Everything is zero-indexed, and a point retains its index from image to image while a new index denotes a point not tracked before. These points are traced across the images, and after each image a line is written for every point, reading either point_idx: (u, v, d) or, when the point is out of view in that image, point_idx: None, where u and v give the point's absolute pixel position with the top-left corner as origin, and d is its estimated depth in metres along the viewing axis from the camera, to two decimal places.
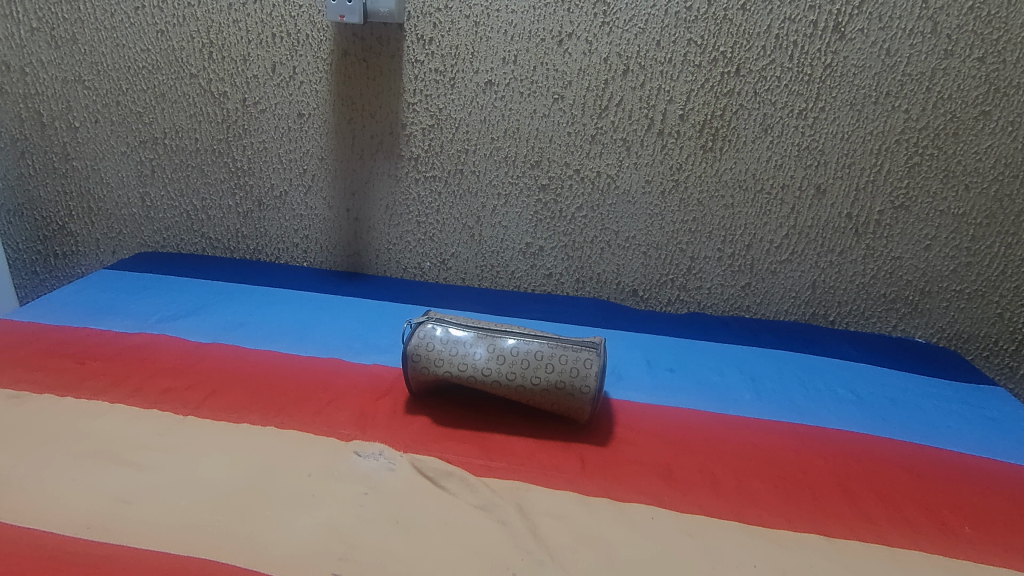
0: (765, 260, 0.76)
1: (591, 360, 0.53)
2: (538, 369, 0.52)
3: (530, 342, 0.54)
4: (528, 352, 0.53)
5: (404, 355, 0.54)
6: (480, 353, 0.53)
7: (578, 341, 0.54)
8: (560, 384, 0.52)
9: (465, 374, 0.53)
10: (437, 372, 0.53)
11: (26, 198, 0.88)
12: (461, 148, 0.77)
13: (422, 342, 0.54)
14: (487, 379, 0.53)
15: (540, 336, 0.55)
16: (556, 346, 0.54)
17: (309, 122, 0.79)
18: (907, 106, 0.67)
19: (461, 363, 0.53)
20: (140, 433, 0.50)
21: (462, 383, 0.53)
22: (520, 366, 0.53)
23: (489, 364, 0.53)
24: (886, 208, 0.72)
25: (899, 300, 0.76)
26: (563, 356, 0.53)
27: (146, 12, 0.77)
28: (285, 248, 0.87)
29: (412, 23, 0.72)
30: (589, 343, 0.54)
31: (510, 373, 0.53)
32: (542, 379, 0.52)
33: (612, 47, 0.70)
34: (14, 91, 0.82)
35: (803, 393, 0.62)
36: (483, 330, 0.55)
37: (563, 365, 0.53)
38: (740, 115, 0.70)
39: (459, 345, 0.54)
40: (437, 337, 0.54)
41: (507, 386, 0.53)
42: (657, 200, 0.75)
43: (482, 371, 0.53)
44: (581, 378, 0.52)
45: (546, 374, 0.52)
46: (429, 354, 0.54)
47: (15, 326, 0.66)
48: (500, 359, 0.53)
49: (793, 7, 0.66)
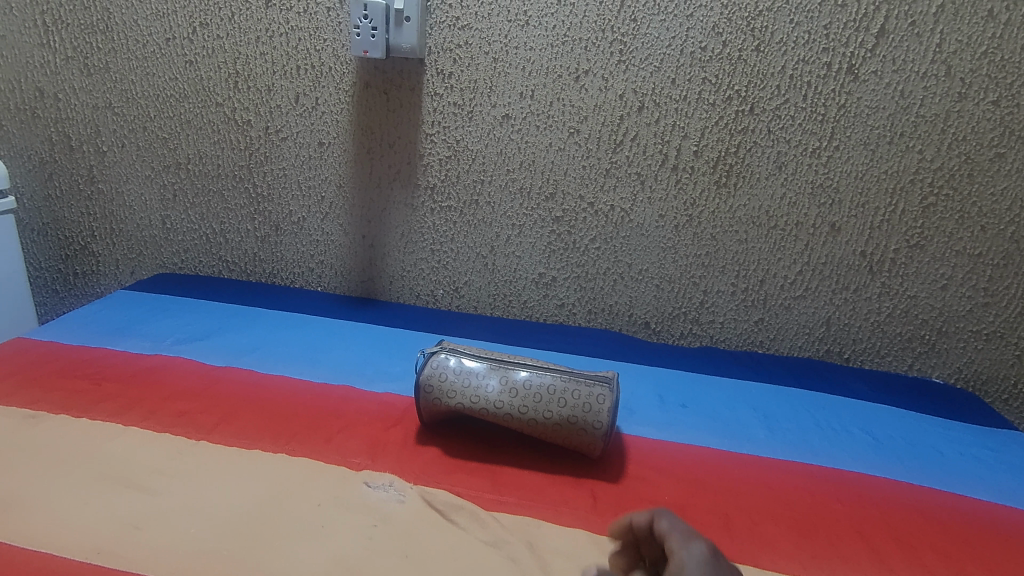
0: (779, 296, 0.76)
1: (603, 396, 0.53)
2: (551, 403, 0.52)
3: (543, 375, 0.54)
4: (541, 386, 0.53)
5: (417, 385, 0.54)
6: (492, 385, 0.53)
7: (591, 376, 0.54)
8: (571, 420, 0.52)
9: (477, 406, 0.53)
10: (449, 404, 0.53)
11: (51, 218, 0.90)
12: (476, 179, 0.78)
13: (434, 372, 0.54)
14: (499, 412, 0.53)
15: (553, 370, 0.55)
16: (568, 380, 0.54)
17: (328, 150, 0.80)
18: (921, 147, 0.68)
19: (474, 394, 0.53)
20: (151, 456, 0.50)
21: (474, 415, 0.53)
22: (533, 401, 0.52)
23: (502, 396, 0.53)
24: (902, 246, 0.71)
25: (914, 340, 0.75)
26: (576, 391, 0.53)
27: (177, 44, 0.80)
28: (300, 273, 0.88)
29: (433, 58, 0.74)
30: (601, 378, 0.54)
31: (522, 407, 0.52)
32: (554, 414, 0.52)
33: (628, 83, 0.71)
34: (46, 116, 0.85)
35: (817, 433, 0.62)
36: (496, 361, 0.55)
37: (576, 400, 0.52)
38: (754, 152, 0.71)
39: (471, 377, 0.54)
40: (450, 367, 0.54)
41: (519, 420, 0.52)
42: (670, 234, 0.76)
43: (494, 404, 0.53)
44: (593, 414, 0.52)
45: (558, 408, 0.52)
46: (442, 385, 0.54)
47: (33, 345, 0.67)
48: (512, 392, 0.53)
49: (807, 49, 0.67)
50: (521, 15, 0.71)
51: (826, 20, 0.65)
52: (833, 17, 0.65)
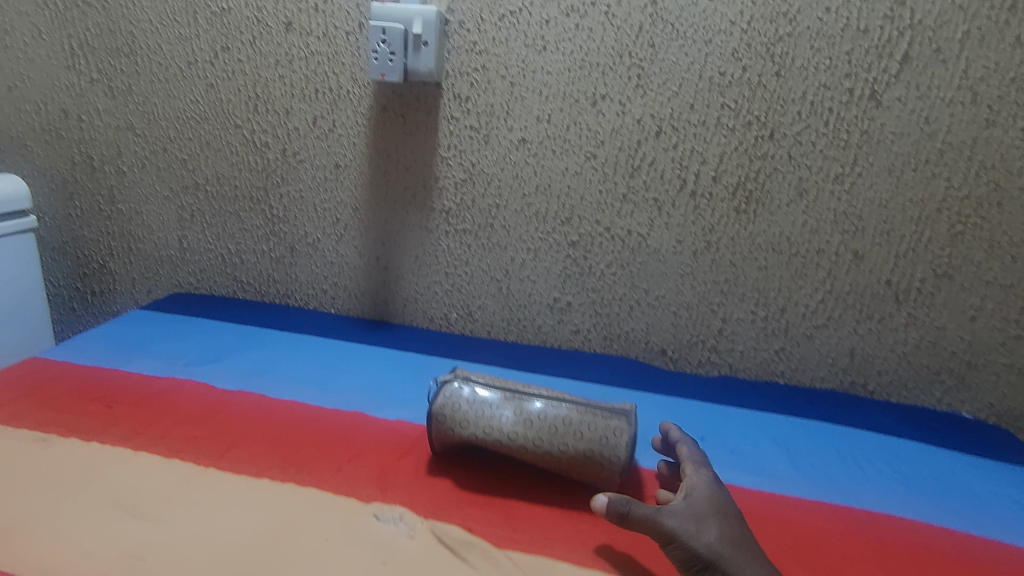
0: (800, 324, 0.74)
1: (621, 429, 0.51)
2: (566, 436, 0.51)
3: (558, 406, 0.52)
4: (556, 417, 0.52)
5: (429, 414, 0.53)
6: (506, 416, 0.52)
7: (608, 408, 0.53)
8: (588, 453, 0.50)
9: (490, 437, 0.52)
10: (461, 434, 0.52)
11: (70, 236, 0.91)
12: (491, 203, 0.77)
13: (447, 401, 0.53)
14: (513, 444, 0.51)
15: (569, 401, 0.53)
16: (585, 412, 0.52)
17: (344, 173, 0.81)
18: (947, 175, 0.66)
19: (487, 425, 0.52)
20: (158, 482, 0.49)
21: (487, 446, 0.52)
22: (548, 432, 0.51)
23: (516, 428, 0.51)
24: (928, 276, 0.69)
25: (942, 372, 0.72)
26: (592, 424, 0.51)
27: (198, 67, 0.81)
28: (314, 294, 0.87)
29: (450, 83, 0.74)
30: (619, 410, 0.52)
31: (536, 439, 0.51)
32: (569, 447, 0.50)
33: (646, 108, 0.70)
34: (70, 137, 0.86)
35: (842, 469, 0.59)
36: (510, 391, 0.54)
37: (592, 433, 0.51)
38: (774, 178, 0.70)
39: (485, 407, 0.53)
40: (463, 396, 0.53)
41: (533, 452, 0.51)
42: (688, 260, 0.75)
43: (508, 436, 0.51)
44: (610, 448, 0.50)
45: (574, 441, 0.51)
46: (455, 415, 0.52)
47: (47, 365, 0.67)
48: (527, 423, 0.51)
49: (828, 75, 0.66)
50: (538, 40, 0.71)
51: (847, 46, 0.64)
52: (855, 42, 0.64)
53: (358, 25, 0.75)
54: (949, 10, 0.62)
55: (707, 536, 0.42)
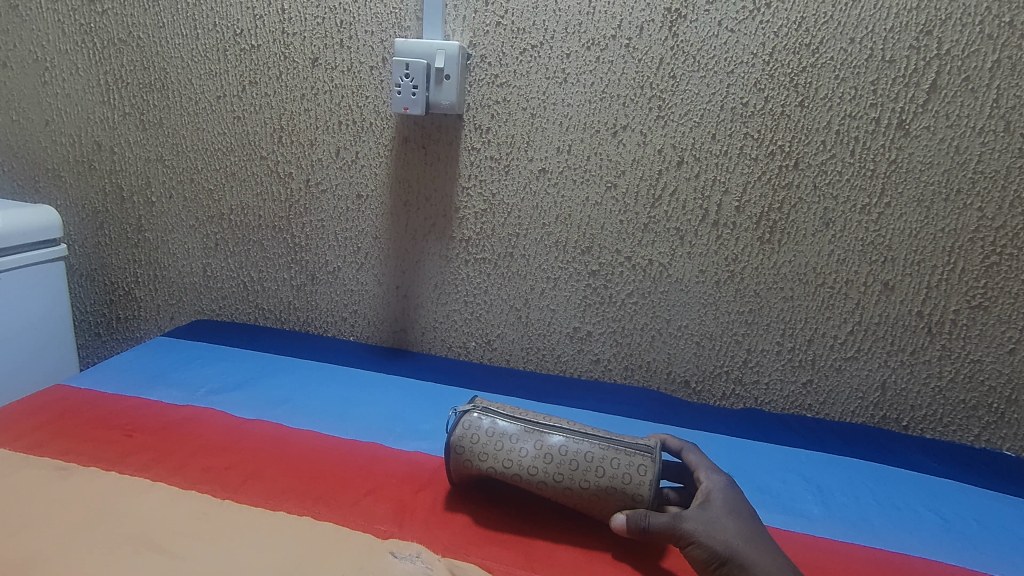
0: (828, 356, 0.72)
1: (645, 467, 0.49)
2: (588, 472, 0.49)
3: (580, 441, 0.51)
4: (578, 452, 0.50)
5: (447, 445, 0.52)
6: (527, 450, 0.51)
7: (633, 444, 0.51)
8: (610, 491, 0.49)
9: (510, 471, 0.50)
10: (480, 467, 0.51)
11: (98, 264, 0.93)
12: (511, 233, 0.77)
13: (465, 431, 0.52)
14: (532, 479, 0.50)
15: (591, 436, 0.51)
16: (608, 448, 0.50)
17: (366, 203, 0.81)
18: (980, 205, 0.64)
19: (506, 458, 0.50)
20: (176, 516, 0.49)
21: (506, 480, 0.51)
22: (569, 468, 0.49)
23: (536, 462, 0.50)
24: (962, 307, 0.67)
25: (981, 408, 0.70)
26: (615, 460, 0.49)
27: (227, 101, 0.83)
28: (333, 321, 0.88)
29: (471, 114, 0.75)
30: (643, 446, 0.50)
31: (557, 475, 0.49)
32: (592, 483, 0.49)
33: (667, 139, 0.70)
34: (102, 167, 0.89)
35: (877, 509, 0.57)
36: (530, 423, 0.52)
37: (615, 470, 0.49)
38: (799, 209, 0.69)
39: (505, 440, 0.51)
40: (481, 427, 0.52)
41: (553, 487, 0.49)
42: (711, 290, 0.73)
43: (528, 470, 0.50)
44: (634, 486, 0.48)
45: (596, 478, 0.49)
46: (473, 447, 0.51)
47: (73, 393, 0.68)
48: (547, 458, 0.50)
49: (854, 104, 0.65)
50: (559, 73, 0.71)
51: (873, 76, 0.64)
52: (881, 72, 0.64)
53: (382, 59, 0.76)
54: (978, 40, 0.61)
55: (723, 533, 0.43)
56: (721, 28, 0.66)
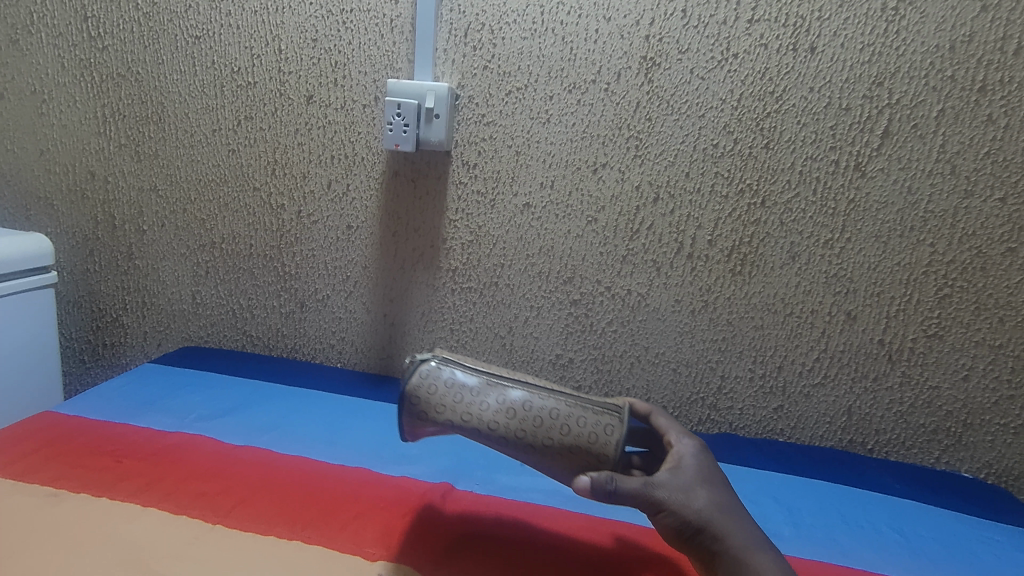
0: (797, 383, 0.76)
1: (612, 427, 0.49)
2: (553, 429, 0.49)
3: (545, 398, 0.50)
4: (543, 409, 0.49)
5: (401, 396, 0.50)
6: (487, 404, 0.49)
7: (601, 405, 0.51)
8: (574, 449, 0.48)
9: (469, 425, 0.49)
10: (438, 420, 0.49)
11: (87, 291, 0.94)
12: (497, 263, 0.81)
13: (423, 381, 0.50)
14: (492, 434, 0.49)
15: (557, 394, 0.51)
16: (574, 406, 0.50)
17: (356, 234, 0.84)
18: (932, 241, 0.69)
19: (466, 412, 0.49)
20: (168, 541, 0.50)
21: (464, 434, 0.49)
22: (532, 424, 0.49)
23: (498, 417, 0.49)
24: (919, 336, 0.72)
25: (940, 432, 0.74)
26: (581, 419, 0.49)
27: (222, 134, 0.86)
28: (322, 348, 0.90)
29: (459, 151, 0.79)
30: (611, 407, 0.51)
31: (520, 430, 0.49)
32: (555, 439, 0.48)
33: (644, 176, 0.75)
34: (94, 197, 0.91)
35: (843, 528, 0.60)
36: (492, 377, 0.51)
37: (581, 428, 0.49)
38: (767, 242, 0.73)
39: (465, 392, 0.50)
40: (441, 378, 0.50)
41: (515, 443, 0.49)
42: (687, 319, 0.77)
43: (489, 425, 0.49)
44: (599, 445, 0.48)
45: (561, 436, 0.49)
46: (432, 399, 0.49)
47: (62, 420, 0.68)
48: (510, 413, 0.49)
49: (814, 148, 0.70)
50: (543, 113, 0.76)
51: (831, 122, 0.69)
52: (839, 119, 0.69)
53: (374, 98, 0.80)
54: (924, 92, 0.67)
55: (696, 503, 0.45)
56: (692, 75, 0.71)
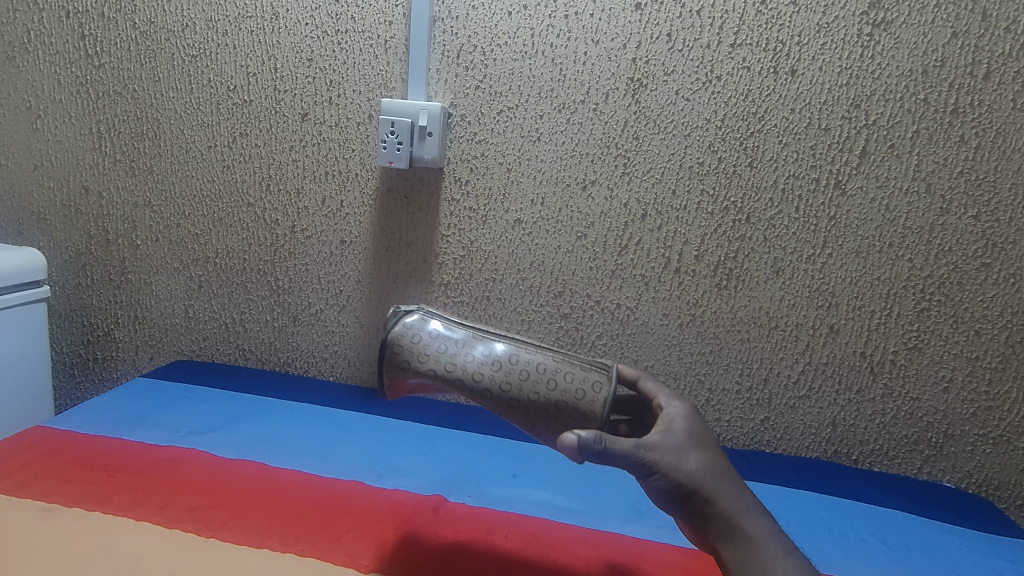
0: (783, 395, 0.78)
1: (600, 383, 0.48)
2: (539, 384, 0.48)
3: (533, 353, 0.50)
4: (529, 364, 0.49)
5: (383, 344, 0.51)
6: (472, 355, 0.49)
7: (590, 362, 0.50)
8: (561, 405, 0.48)
9: (452, 375, 0.49)
10: (422, 370, 0.50)
11: (78, 305, 0.94)
12: (488, 277, 0.82)
13: (406, 331, 0.50)
14: (477, 385, 0.48)
15: (545, 349, 0.50)
16: (562, 362, 0.49)
17: (349, 248, 0.85)
18: (910, 256, 0.72)
19: (450, 362, 0.49)
20: (162, 555, 0.50)
21: (447, 384, 0.49)
22: (518, 378, 0.48)
23: (483, 368, 0.49)
24: (899, 349, 0.74)
25: (921, 442, 0.75)
26: (569, 374, 0.49)
27: (217, 151, 0.87)
28: (314, 362, 0.90)
29: (451, 168, 0.80)
30: (600, 365, 0.50)
31: (505, 383, 0.48)
32: (541, 394, 0.48)
33: (632, 194, 0.77)
34: (88, 212, 0.91)
35: (827, 537, 0.61)
36: (478, 331, 0.51)
37: (569, 384, 0.48)
38: (752, 257, 0.75)
39: (449, 343, 0.50)
40: (425, 328, 0.51)
41: (499, 395, 0.48)
42: (674, 332, 0.79)
43: (473, 376, 0.49)
44: (587, 402, 0.48)
45: (547, 391, 0.48)
46: (416, 349, 0.50)
47: (53, 434, 0.68)
48: (496, 365, 0.49)
49: (796, 166, 0.72)
50: (534, 132, 0.78)
51: (812, 141, 0.72)
52: (818, 139, 0.71)
53: (368, 116, 0.82)
54: (900, 113, 0.69)
55: (688, 466, 0.45)
56: (677, 96, 0.74)
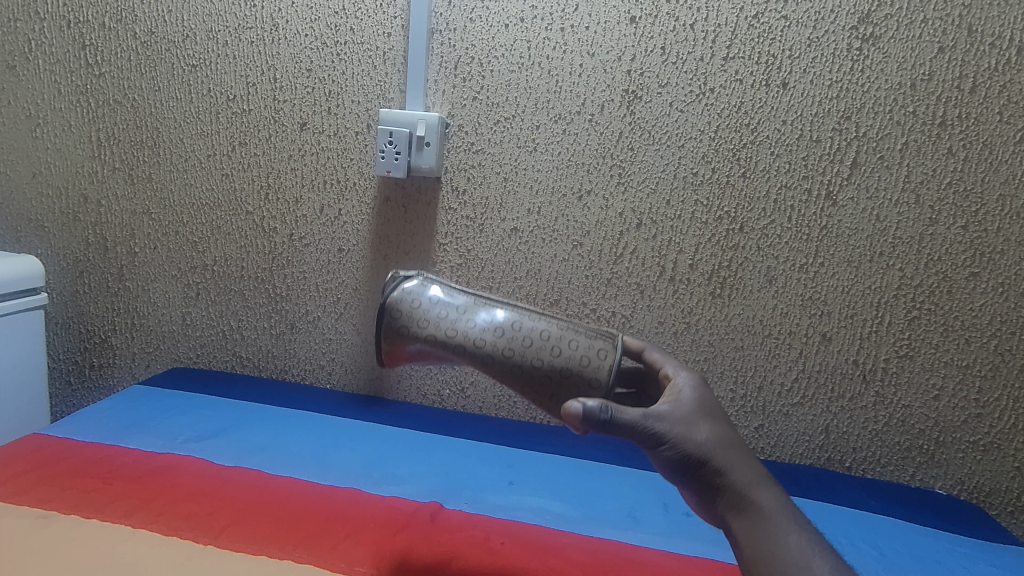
0: (777, 402, 0.79)
1: (605, 350, 0.48)
2: (542, 350, 0.48)
3: (537, 320, 0.50)
4: (532, 331, 0.49)
5: (382, 309, 0.53)
6: (473, 321, 0.50)
7: (596, 330, 0.50)
8: (565, 372, 0.48)
9: (453, 341, 0.50)
10: (422, 335, 0.51)
11: (76, 312, 0.94)
12: (485, 285, 0.83)
13: (407, 296, 0.52)
14: (478, 351, 0.49)
15: (548, 317, 0.51)
16: (566, 329, 0.49)
17: (347, 256, 0.86)
18: (900, 266, 0.73)
19: (451, 327, 0.50)
20: (160, 562, 0.50)
21: (448, 350, 0.50)
22: (521, 344, 0.49)
23: (484, 334, 0.49)
24: (891, 356, 0.75)
25: (913, 449, 0.76)
26: (573, 342, 0.49)
27: (216, 160, 0.87)
28: (311, 370, 0.91)
29: (448, 177, 0.81)
30: (606, 333, 0.50)
31: (507, 348, 0.49)
32: (545, 361, 0.48)
33: (627, 204, 0.78)
34: (86, 220, 0.91)
35: None
36: (480, 299, 0.52)
37: (573, 350, 0.48)
38: (745, 266, 0.76)
39: (451, 309, 0.51)
40: (425, 294, 0.52)
41: (501, 361, 0.49)
42: (669, 340, 0.79)
43: (475, 342, 0.49)
44: (591, 369, 0.48)
45: (551, 357, 0.48)
46: (416, 313, 0.51)
47: (51, 442, 0.68)
48: (498, 331, 0.49)
49: (788, 176, 0.74)
50: (530, 142, 0.79)
51: (803, 153, 0.73)
52: (810, 150, 0.73)
53: (366, 125, 0.82)
54: (889, 125, 0.71)
55: (698, 436, 0.43)
56: (671, 108, 0.75)
